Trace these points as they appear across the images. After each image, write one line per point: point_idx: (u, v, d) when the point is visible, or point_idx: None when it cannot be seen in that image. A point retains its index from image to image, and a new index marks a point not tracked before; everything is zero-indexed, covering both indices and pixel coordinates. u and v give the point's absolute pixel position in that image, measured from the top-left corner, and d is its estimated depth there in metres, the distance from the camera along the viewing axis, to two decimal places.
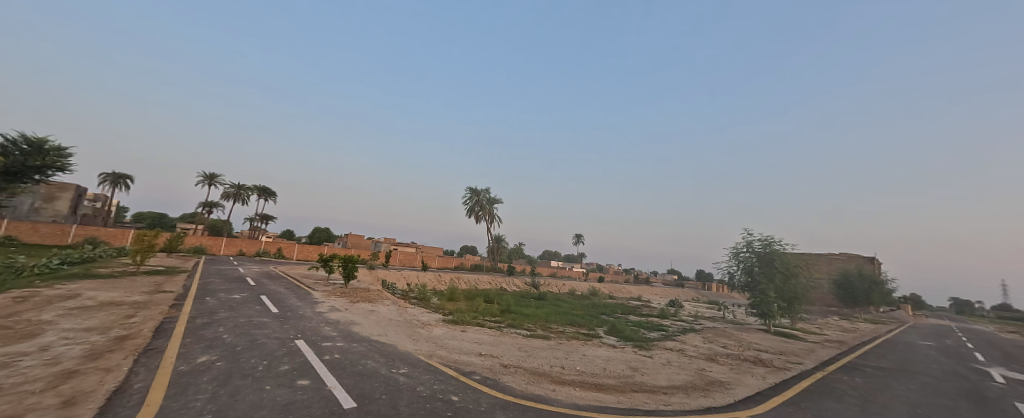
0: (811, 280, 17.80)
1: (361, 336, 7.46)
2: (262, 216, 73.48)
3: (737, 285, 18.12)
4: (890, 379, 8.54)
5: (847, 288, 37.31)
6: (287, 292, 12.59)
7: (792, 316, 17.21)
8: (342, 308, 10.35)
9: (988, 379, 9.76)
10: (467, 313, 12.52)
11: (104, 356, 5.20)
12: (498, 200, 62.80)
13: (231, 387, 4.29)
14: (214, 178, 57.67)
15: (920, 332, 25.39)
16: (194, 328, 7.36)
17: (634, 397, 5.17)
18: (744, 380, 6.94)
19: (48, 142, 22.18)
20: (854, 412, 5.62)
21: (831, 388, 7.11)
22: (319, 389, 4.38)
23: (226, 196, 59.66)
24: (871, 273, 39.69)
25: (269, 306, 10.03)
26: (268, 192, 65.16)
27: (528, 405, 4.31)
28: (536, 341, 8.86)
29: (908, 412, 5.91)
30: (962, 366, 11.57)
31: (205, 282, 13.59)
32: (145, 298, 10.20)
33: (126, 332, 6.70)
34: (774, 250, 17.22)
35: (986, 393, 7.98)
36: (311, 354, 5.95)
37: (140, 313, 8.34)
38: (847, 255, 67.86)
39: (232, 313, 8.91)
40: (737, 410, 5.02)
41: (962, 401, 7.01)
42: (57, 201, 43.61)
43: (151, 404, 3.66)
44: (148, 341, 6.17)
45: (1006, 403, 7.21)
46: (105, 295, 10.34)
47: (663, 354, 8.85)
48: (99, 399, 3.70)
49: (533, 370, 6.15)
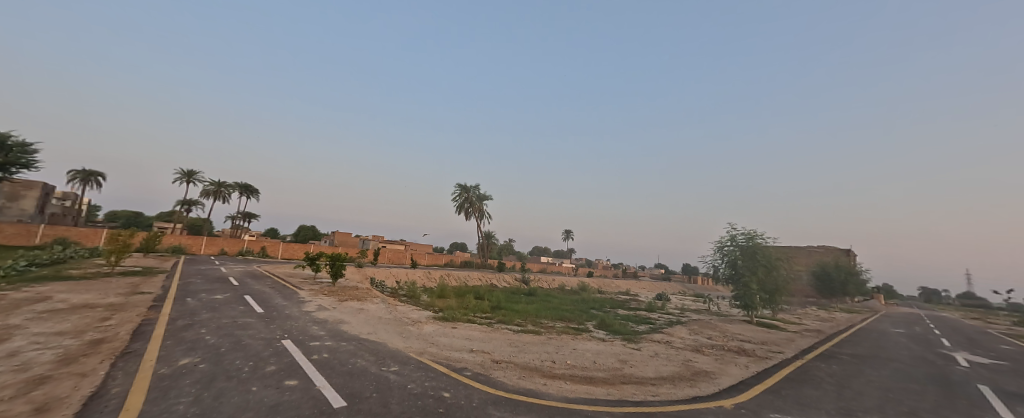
0: (791, 272, 18.33)
1: (350, 335, 7.36)
2: (245, 215, 71.50)
3: (722, 278, 18.53)
4: (864, 366, 8.90)
5: (824, 279, 38.68)
6: (272, 291, 12.30)
7: (772, 307, 17.75)
8: (330, 307, 10.21)
9: (953, 363, 10.29)
10: (457, 310, 12.49)
11: (78, 361, 5.01)
12: (487, 197, 62.46)
13: (215, 389, 4.19)
14: (192, 175, 55.81)
15: (892, 321, 26.65)
16: (174, 330, 7.14)
17: (624, 389, 5.26)
18: (728, 370, 7.11)
19: (11, 138, 21.11)
20: (831, 398, 5.84)
21: (811, 375, 7.35)
22: (307, 388, 4.32)
23: (206, 194, 57.78)
24: (847, 264, 41.16)
25: (253, 306, 9.80)
26: (250, 189, 63.46)
27: (520, 400, 4.34)
28: (527, 337, 8.94)
29: (881, 397, 6.16)
30: (930, 352, 12.17)
31: (186, 283, 13.19)
32: (121, 300, 9.82)
33: (102, 335, 6.46)
34: (756, 244, 17.64)
35: (953, 377, 8.38)
36: (298, 354, 5.84)
37: (116, 316, 8.04)
38: (825, 247, 70.34)
39: (215, 314, 8.71)
40: (722, 399, 5.14)
41: (930, 385, 7.36)
42: (23, 200, 41.59)
43: (131, 408, 3.56)
44: (125, 344, 5.96)
45: (970, 386, 7.59)
46: (78, 297, 9.95)
47: (651, 346, 9.03)
48: (74, 405, 3.57)
49: (525, 365, 6.18)
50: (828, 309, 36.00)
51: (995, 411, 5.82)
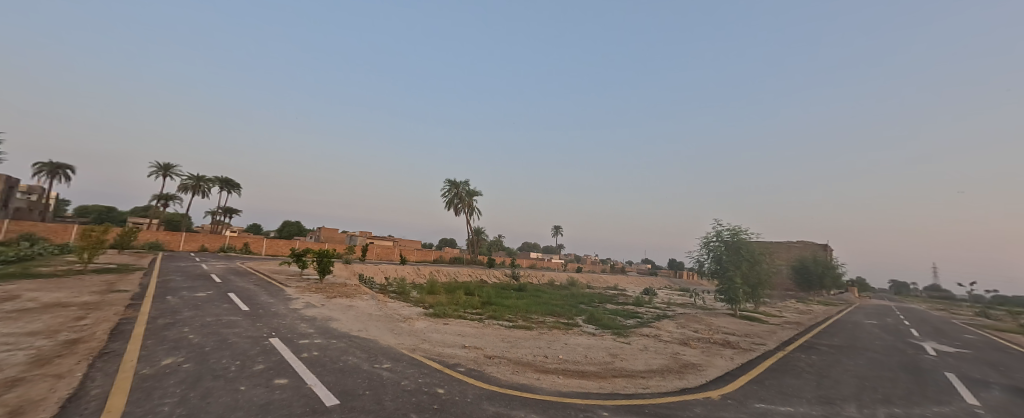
0: (773, 267, 18.91)
1: (340, 332, 7.29)
2: (226, 210, 69.54)
3: (707, 273, 19.00)
4: (841, 356, 9.30)
5: (802, 272, 40.13)
6: (257, 289, 12.03)
7: (755, 300, 18.30)
8: (318, 304, 10.06)
9: (922, 352, 10.85)
10: (447, 306, 12.46)
11: (53, 362, 4.82)
12: (476, 193, 62.16)
13: (202, 389, 4.10)
14: (170, 169, 53.91)
15: (864, 312, 27.89)
16: (156, 329, 6.93)
17: (615, 382, 5.37)
18: (714, 362, 7.32)
19: None
20: (811, 387, 6.08)
21: (792, 366, 7.63)
22: (298, 387, 4.26)
23: (183, 188, 55.91)
24: (825, 259, 42.67)
25: (238, 303, 9.59)
26: (231, 184, 61.71)
27: (514, 395, 4.38)
28: (519, 332, 8.99)
29: (858, 385, 6.44)
30: (901, 342, 12.82)
31: (165, 281, 12.76)
32: (97, 298, 9.46)
33: (78, 335, 6.22)
34: (740, 239, 18.10)
35: (923, 365, 8.83)
36: (287, 352, 5.75)
37: (92, 315, 7.74)
38: (803, 242, 72.65)
39: (198, 312, 8.48)
40: (709, 390, 5.30)
41: (901, 373, 7.74)
42: None
43: (111, 410, 3.45)
44: (103, 344, 5.76)
45: (938, 373, 8.02)
46: (49, 296, 9.53)
47: (640, 340, 9.23)
48: (50, 408, 3.44)
49: (517, 360, 6.23)
50: (806, 301, 37.28)
51: (961, 396, 6.16)
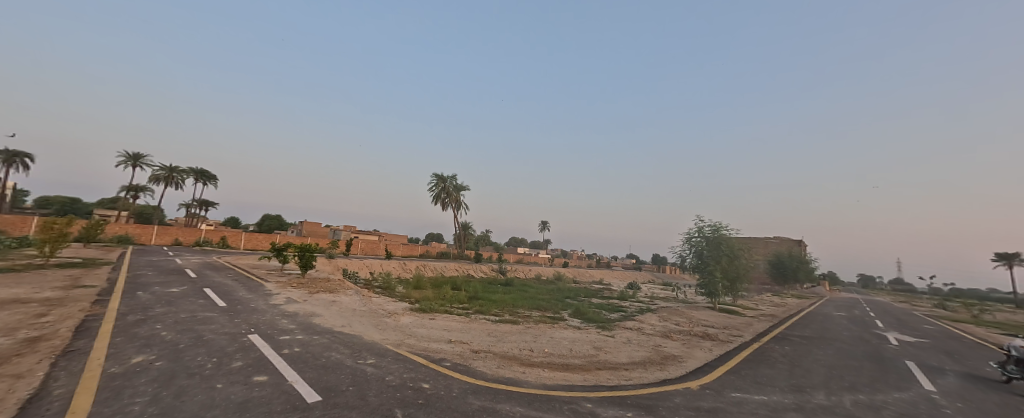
0: (751, 262, 19.48)
1: (323, 328, 7.14)
2: (200, 203, 66.99)
3: (688, 267, 19.49)
4: (813, 346, 9.72)
5: (778, 266, 41.61)
6: (234, 284, 11.64)
7: (733, 294, 18.85)
8: (300, 300, 9.83)
9: (886, 342, 11.43)
10: (433, 301, 12.37)
11: (11, 361, 4.55)
12: (464, 188, 61.77)
13: (176, 387, 3.95)
14: (140, 158, 51.39)
15: (834, 305, 29.17)
16: (125, 326, 6.62)
17: (599, 374, 5.43)
18: (694, 354, 7.52)
19: None
20: (785, 376, 6.32)
21: (767, 356, 7.94)
22: (278, 384, 4.15)
23: (155, 179, 53.54)
24: (800, 254, 44.37)
25: (214, 299, 9.25)
26: (207, 175, 59.45)
27: (499, 389, 4.38)
28: (505, 326, 9.03)
29: (827, 374, 6.72)
30: (867, 333, 13.46)
31: (135, 276, 12.23)
32: (60, 294, 8.98)
33: (38, 333, 5.88)
34: (721, 235, 18.61)
35: (886, 354, 9.30)
36: (266, 349, 5.59)
37: (55, 312, 7.32)
38: (779, 238, 75.30)
39: (172, 308, 8.16)
40: (689, 381, 5.43)
41: (867, 361, 8.14)
42: None
43: (76, 411, 3.29)
44: (67, 341, 5.47)
45: (900, 361, 8.45)
46: (6, 292, 8.97)
47: (624, 333, 9.42)
48: (7, 409, 3.26)
49: (503, 354, 6.25)
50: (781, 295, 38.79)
51: (920, 383, 6.50)
